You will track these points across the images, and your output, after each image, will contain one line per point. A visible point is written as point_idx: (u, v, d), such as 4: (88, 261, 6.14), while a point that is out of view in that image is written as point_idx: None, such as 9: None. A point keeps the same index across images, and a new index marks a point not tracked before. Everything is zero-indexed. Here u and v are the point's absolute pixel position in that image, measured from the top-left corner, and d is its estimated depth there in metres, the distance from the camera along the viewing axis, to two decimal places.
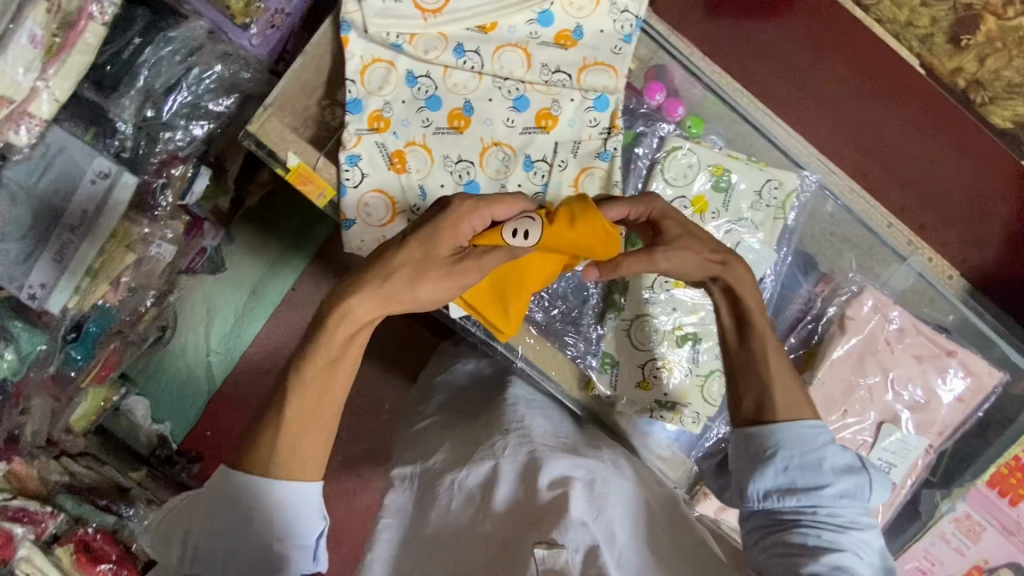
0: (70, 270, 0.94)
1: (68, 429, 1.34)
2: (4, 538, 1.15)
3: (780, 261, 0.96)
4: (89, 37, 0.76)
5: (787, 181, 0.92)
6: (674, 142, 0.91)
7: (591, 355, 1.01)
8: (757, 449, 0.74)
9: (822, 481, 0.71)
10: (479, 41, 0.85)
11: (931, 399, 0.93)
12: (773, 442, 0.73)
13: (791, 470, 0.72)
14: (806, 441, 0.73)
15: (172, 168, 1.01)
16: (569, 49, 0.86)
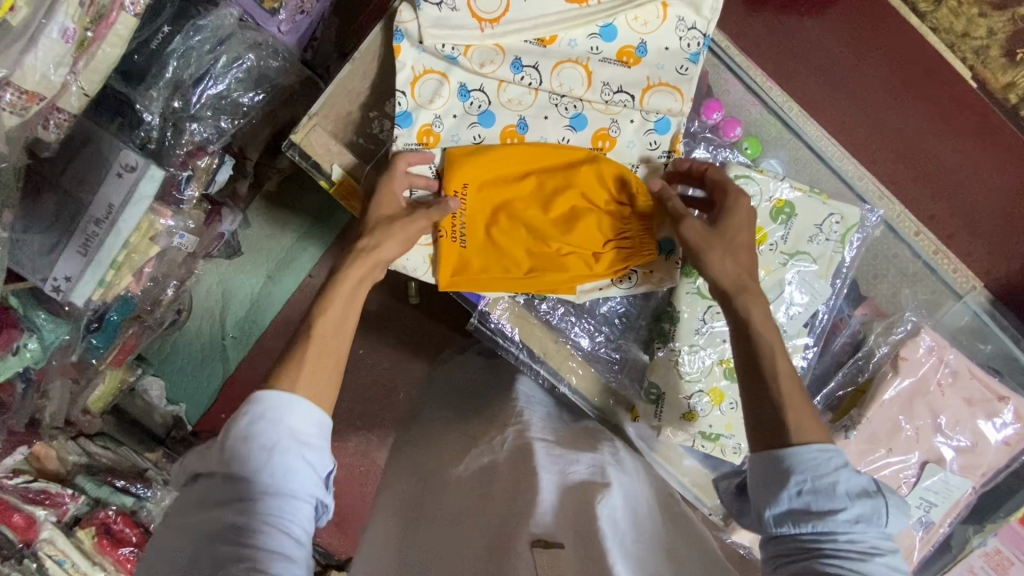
0: (97, 262, 0.90)
1: (85, 410, 1.37)
2: (27, 521, 1.14)
3: (835, 294, 0.90)
4: (120, 29, 0.72)
5: (849, 215, 0.85)
6: (739, 170, 0.85)
7: (634, 382, 0.90)
8: (768, 468, 0.65)
9: (837, 506, 0.60)
10: (539, 55, 0.80)
11: (979, 441, 0.87)
12: (783, 464, 0.64)
13: (805, 493, 0.62)
14: (818, 464, 0.62)
15: (198, 160, 0.99)
16: (633, 67, 0.82)
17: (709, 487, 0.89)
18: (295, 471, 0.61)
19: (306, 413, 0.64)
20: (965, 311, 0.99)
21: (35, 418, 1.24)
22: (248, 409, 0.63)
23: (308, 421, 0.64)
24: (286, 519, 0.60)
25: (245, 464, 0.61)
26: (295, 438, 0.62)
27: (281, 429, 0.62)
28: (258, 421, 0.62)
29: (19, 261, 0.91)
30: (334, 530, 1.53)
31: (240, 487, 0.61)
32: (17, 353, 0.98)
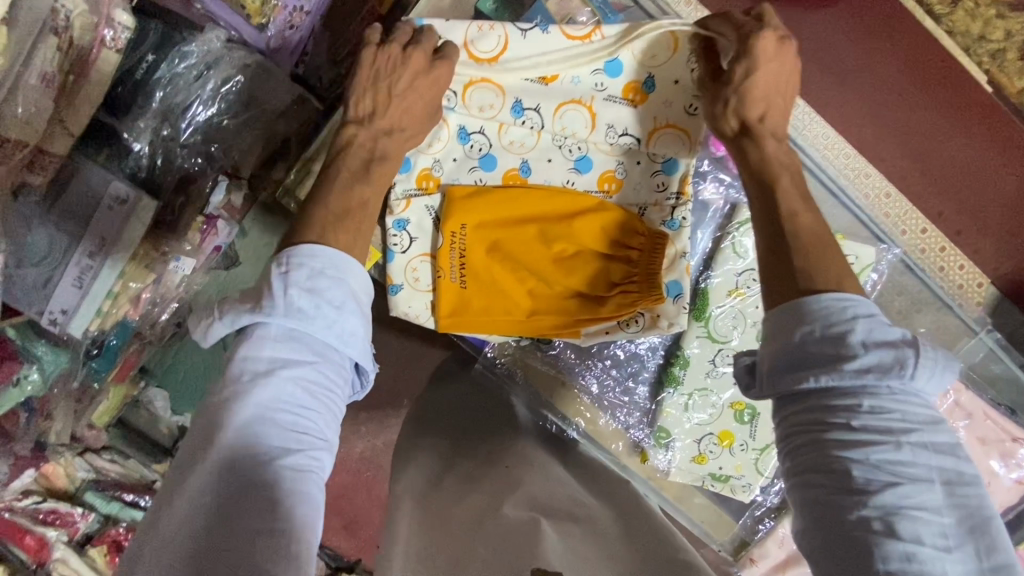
0: (92, 295, 0.89)
1: (90, 425, 1.29)
2: (39, 541, 1.20)
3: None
4: (102, 65, 0.70)
5: (861, 256, 0.87)
6: (748, 214, 0.86)
7: (644, 426, 0.89)
8: (780, 319, 0.59)
9: (849, 353, 0.54)
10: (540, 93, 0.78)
11: (992, 480, 0.88)
12: (796, 313, 0.58)
13: (812, 339, 0.56)
14: (830, 312, 0.57)
15: (192, 185, 0.95)
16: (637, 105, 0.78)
17: (721, 525, 0.91)
18: (353, 332, 0.64)
19: (358, 276, 0.66)
20: (982, 346, 0.96)
21: (40, 441, 1.20)
22: (306, 264, 0.63)
23: (355, 280, 0.66)
24: (329, 379, 0.63)
25: (303, 318, 0.61)
26: (354, 298, 0.65)
27: (345, 290, 0.64)
28: (319, 276, 0.63)
29: (14, 295, 0.89)
30: (342, 534, 1.55)
31: (299, 342, 0.61)
32: (18, 384, 0.97)
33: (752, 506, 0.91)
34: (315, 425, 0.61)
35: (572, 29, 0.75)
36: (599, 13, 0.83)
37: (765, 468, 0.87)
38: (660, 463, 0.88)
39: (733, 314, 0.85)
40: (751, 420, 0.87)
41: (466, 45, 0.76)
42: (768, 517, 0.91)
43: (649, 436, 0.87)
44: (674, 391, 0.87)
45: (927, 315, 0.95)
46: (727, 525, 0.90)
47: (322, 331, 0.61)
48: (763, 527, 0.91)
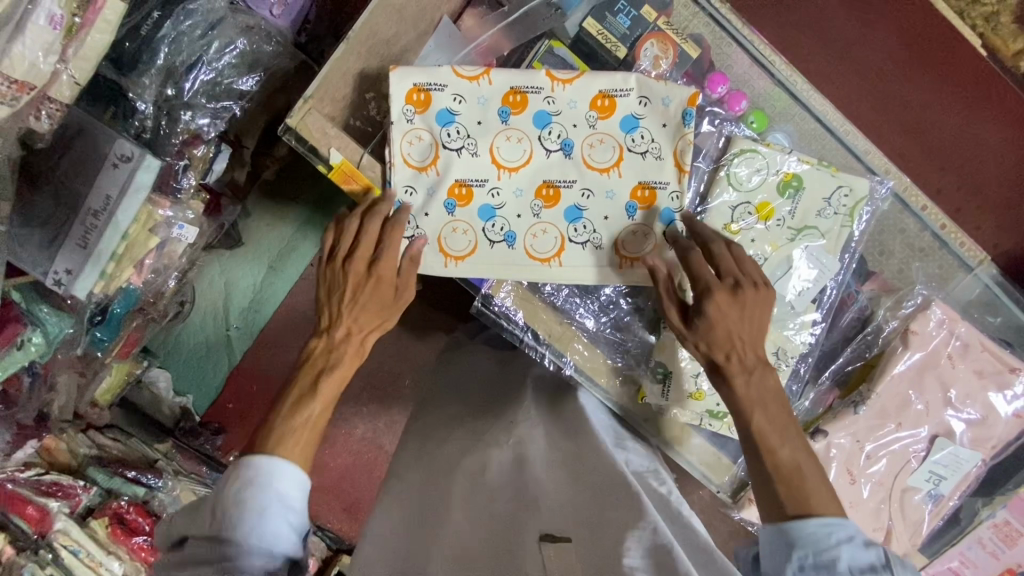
0: (97, 255, 0.88)
1: (93, 403, 1.32)
2: (40, 512, 1.08)
3: (843, 269, 0.87)
4: (108, 14, 0.72)
5: (858, 187, 0.83)
6: (745, 144, 0.83)
7: (642, 363, 0.89)
8: (774, 545, 0.65)
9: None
10: (514, 224, 0.80)
11: (989, 415, 0.86)
12: (787, 537, 0.64)
13: (806, 569, 0.61)
14: (817, 539, 0.62)
15: (194, 149, 0.99)
16: (608, 211, 0.80)
17: (719, 467, 0.90)
18: (279, 533, 0.63)
19: (289, 475, 0.66)
20: (976, 283, 0.97)
21: (43, 411, 1.17)
22: (238, 474, 0.65)
23: (286, 477, 0.65)
24: (266, 544, 0.62)
25: (234, 525, 0.62)
26: (282, 502, 0.64)
27: (270, 496, 0.64)
28: (249, 485, 0.64)
29: (17, 253, 0.88)
30: (344, 516, 1.53)
31: (224, 548, 0.62)
32: (22, 347, 0.97)
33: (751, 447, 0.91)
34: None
35: (531, 230, 0.80)
36: None
37: None
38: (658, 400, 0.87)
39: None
40: None
41: (425, 152, 0.79)
42: None
43: (647, 372, 0.87)
44: None
45: (922, 262, 0.97)
46: (726, 468, 0.90)
47: (246, 534, 0.61)
48: None
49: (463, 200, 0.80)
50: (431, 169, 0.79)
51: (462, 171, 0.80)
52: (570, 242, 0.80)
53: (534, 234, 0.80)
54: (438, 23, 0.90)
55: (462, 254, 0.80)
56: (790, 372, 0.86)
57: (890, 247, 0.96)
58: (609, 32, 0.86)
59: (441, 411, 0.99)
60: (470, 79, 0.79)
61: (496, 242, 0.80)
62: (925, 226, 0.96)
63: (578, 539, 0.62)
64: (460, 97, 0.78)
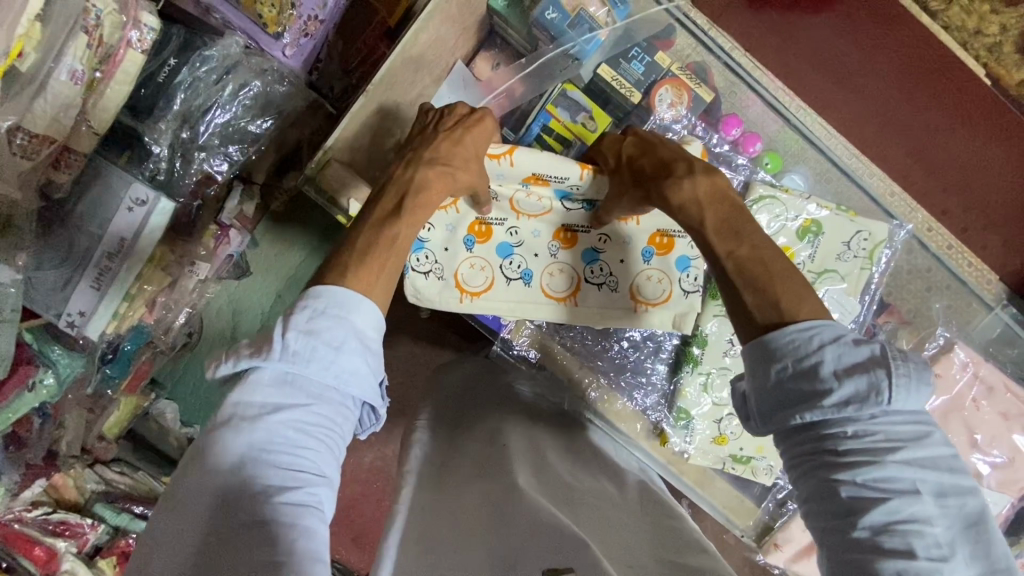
0: (110, 297, 0.89)
1: (101, 436, 1.25)
2: (48, 553, 1.12)
3: (864, 310, 0.87)
4: (127, 66, 0.74)
5: (877, 231, 0.84)
6: (763, 191, 0.84)
7: (663, 407, 0.89)
8: (754, 362, 0.58)
9: (821, 388, 0.54)
10: (531, 263, 0.83)
11: (1015, 457, 0.85)
12: (762, 358, 0.57)
13: (784, 380, 0.56)
14: (795, 346, 0.56)
15: (206, 189, 0.99)
16: (623, 254, 0.83)
17: (740, 509, 0.90)
18: (356, 372, 0.57)
19: (363, 313, 0.59)
20: (996, 322, 0.96)
21: (52, 449, 1.14)
22: (306, 304, 0.58)
23: (361, 319, 0.59)
24: (329, 407, 0.57)
25: (297, 361, 0.56)
26: (360, 339, 0.58)
27: (347, 330, 0.57)
28: (320, 316, 0.57)
29: (31, 296, 0.88)
30: (353, 549, 1.49)
31: (294, 385, 0.56)
32: (33, 388, 0.95)
33: (774, 490, 0.90)
34: (313, 463, 0.55)
35: (549, 274, 0.83)
36: (609, 3, 0.86)
37: None
38: (680, 445, 0.87)
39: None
40: None
41: None
42: (791, 500, 0.91)
43: (668, 416, 0.88)
44: (692, 369, 0.88)
45: (940, 299, 0.97)
46: (749, 512, 0.90)
47: (319, 372, 0.56)
48: (787, 510, 0.91)
49: (482, 236, 0.83)
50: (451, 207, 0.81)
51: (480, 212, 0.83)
52: (586, 282, 0.83)
53: (551, 273, 0.83)
54: (454, 69, 0.91)
55: (478, 291, 0.82)
56: None
57: (904, 285, 0.96)
58: (623, 79, 0.87)
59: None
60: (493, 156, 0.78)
61: (513, 279, 0.83)
62: (940, 265, 0.96)
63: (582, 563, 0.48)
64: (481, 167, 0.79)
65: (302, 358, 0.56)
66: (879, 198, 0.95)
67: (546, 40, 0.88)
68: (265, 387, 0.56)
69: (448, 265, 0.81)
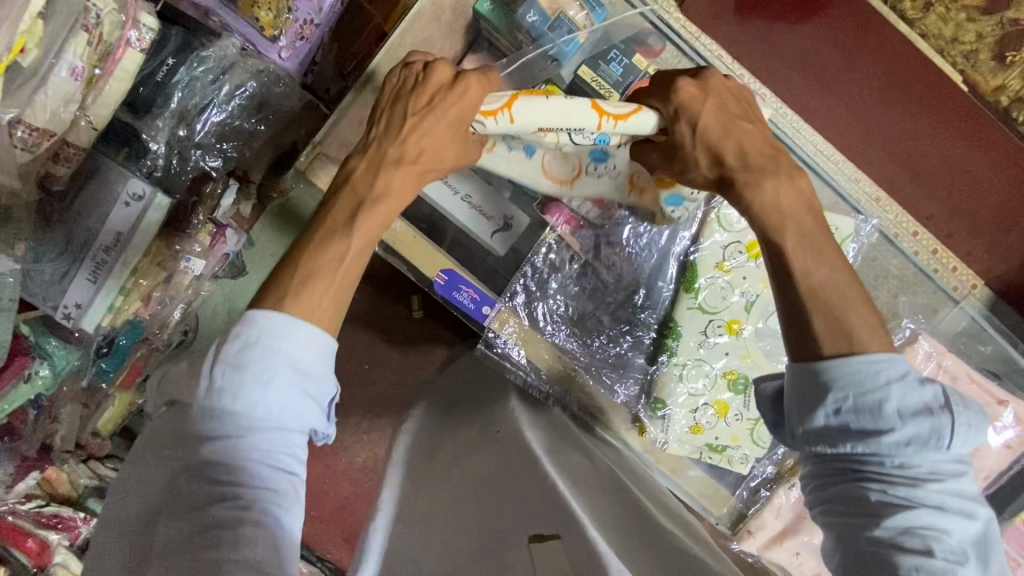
0: (106, 289, 0.91)
1: (95, 432, 1.25)
2: (40, 546, 1.11)
3: (834, 303, 0.90)
4: (127, 64, 0.76)
5: (844, 226, 0.86)
6: None
7: (642, 401, 0.90)
8: (805, 388, 0.59)
9: (881, 425, 0.55)
10: (532, 150, 0.82)
11: (981, 446, 0.87)
12: (819, 380, 0.58)
13: (843, 412, 0.57)
14: (863, 378, 0.57)
15: (203, 185, 1.03)
16: (630, 155, 0.82)
17: (717, 498, 0.92)
18: (290, 402, 0.57)
19: (298, 342, 0.58)
20: (963, 316, 0.99)
21: (46, 442, 1.17)
22: (238, 336, 0.58)
23: (295, 347, 0.58)
24: (267, 437, 0.57)
25: (230, 395, 0.56)
26: (295, 367, 0.58)
27: (279, 360, 0.57)
28: (252, 348, 0.57)
29: (29, 290, 0.91)
30: (344, 546, 1.50)
31: (226, 418, 0.56)
32: (29, 379, 0.98)
33: (749, 479, 0.92)
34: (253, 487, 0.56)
35: (552, 164, 0.83)
36: (587, 7, 0.92)
37: (761, 438, 0.88)
38: (659, 436, 0.89)
39: (721, 287, 0.87)
40: (744, 390, 0.88)
41: None
42: (765, 488, 0.93)
43: (645, 408, 0.89)
44: (669, 360, 0.88)
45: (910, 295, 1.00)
46: (725, 501, 0.92)
47: (249, 404, 0.56)
48: (760, 498, 0.93)
49: None
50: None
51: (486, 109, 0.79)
52: (586, 174, 0.84)
53: (552, 157, 0.82)
54: None
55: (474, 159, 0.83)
56: None
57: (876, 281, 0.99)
58: (603, 79, 0.90)
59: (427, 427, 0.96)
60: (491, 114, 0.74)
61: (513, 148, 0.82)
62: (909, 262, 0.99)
63: (568, 534, 0.57)
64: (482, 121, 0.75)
65: (231, 391, 0.56)
66: (850, 197, 0.98)
67: (528, 42, 0.92)
68: (203, 419, 0.57)
69: None
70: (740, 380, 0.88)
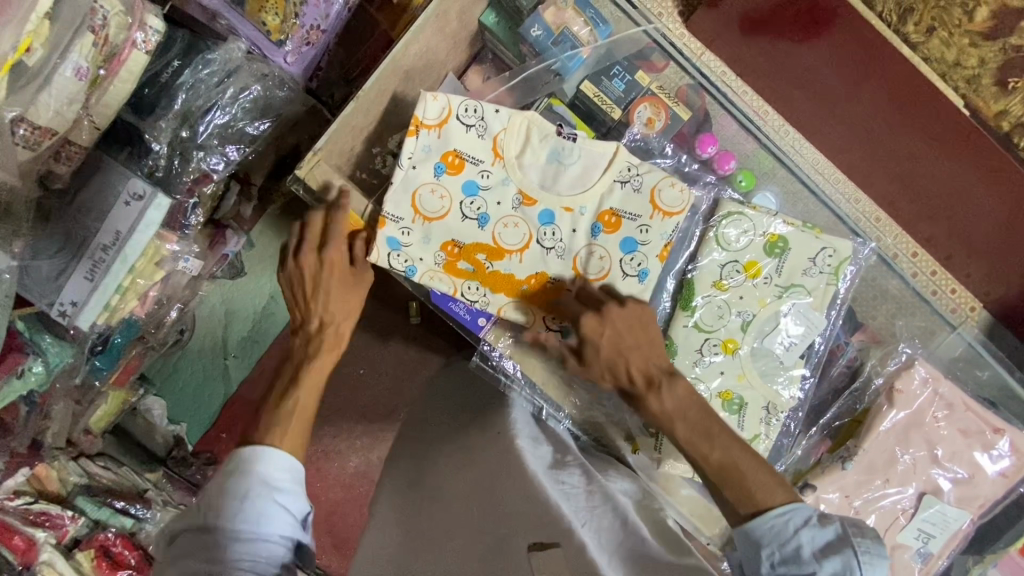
0: (103, 288, 0.90)
1: (87, 429, 1.28)
2: (26, 542, 1.04)
3: (831, 324, 0.90)
4: (131, 66, 0.77)
5: (842, 249, 0.86)
6: (731, 207, 0.87)
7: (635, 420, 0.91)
8: (742, 550, 0.67)
9: (807, 571, 0.62)
10: (491, 208, 0.85)
11: (976, 473, 0.87)
12: (751, 537, 0.66)
13: (776, 566, 0.64)
14: (778, 531, 0.65)
15: (205, 186, 1.01)
16: (577, 225, 0.85)
17: (709, 518, 0.90)
18: (265, 513, 0.64)
19: (277, 460, 0.68)
20: (960, 341, 0.99)
21: (36, 439, 1.15)
22: (229, 464, 0.67)
23: (276, 464, 0.68)
24: (245, 546, 0.62)
25: (218, 511, 0.63)
26: (269, 485, 0.66)
27: (258, 477, 0.66)
28: (238, 472, 0.66)
29: (25, 285, 0.90)
30: (333, 553, 1.49)
31: (211, 533, 0.63)
32: (22, 375, 0.96)
33: None
34: None
35: (506, 238, 0.85)
36: (592, 23, 0.93)
37: None
38: (651, 453, 0.89)
39: (719, 306, 0.87)
40: (738, 411, 0.86)
41: (412, 203, 0.83)
42: None
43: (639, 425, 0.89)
44: None
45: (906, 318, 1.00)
46: (716, 520, 0.90)
47: (231, 518, 0.63)
48: None
49: (453, 168, 0.84)
50: (435, 129, 0.83)
51: (461, 143, 0.84)
52: (534, 245, 0.85)
53: (504, 226, 0.84)
54: (444, 82, 0.96)
55: (433, 215, 0.84)
56: (781, 427, 0.88)
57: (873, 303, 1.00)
58: (605, 95, 0.91)
59: (419, 438, 0.95)
60: (436, 217, 0.84)
61: (468, 218, 0.84)
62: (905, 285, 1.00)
63: (567, 542, 0.62)
64: (442, 190, 0.83)
65: (216, 506, 0.64)
66: (848, 219, 0.99)
67: (531, 55, 0.93)
68: (188, 544, 0.63)
69: (411, 186, 0.83)
70: (734, 403, 0.86)
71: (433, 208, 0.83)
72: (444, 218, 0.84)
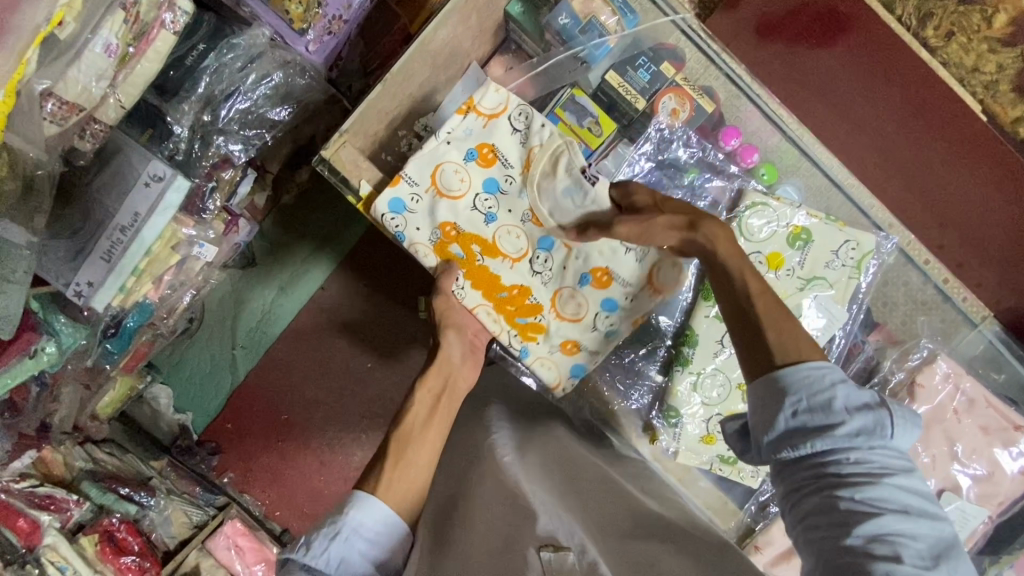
0: (119, 269, 0.90)
1: (93, 416, 1.27)
2: (31, 524, 1.04)
3: (852, 319, 0.91)
4: (159, 45, 0.78)
5: (865, 242, 0.87)
6: (757, 198, 0.87)
7: (654, 409, 0.92)
8: (762, 394, 0.66)
9: (835, 421, 0.62)
10: (501, 212, 0.85)
11: (996, 471, 0.87)
12: (777, 386, 0.64)
13: (801, 413, 0.63)
14: (811, 381, 0.63)
15: (222, 171, 1.03)
16: (572, 262, 0.85)
17: (724, 511, 0.91)
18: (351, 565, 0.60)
19: (376, 509, 0.64)
20: (980, 339, 0.99)
21: (46, 422, 1.14)
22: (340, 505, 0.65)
23: (377, 517, 0.64)
24: None
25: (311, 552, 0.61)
26: (363, 537, 0.62)
27: (353, 527, 0.62)
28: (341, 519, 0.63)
29: (43, 265, 0.90)
30: None
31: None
32: (34, 356, 0.95)
33: (757, 492, 0.93)
34: None
35: (506, 245, 0.85)
36: (620, 13, 0.93)
37: None
38: (669, 445, 0.90)
39: None
40: None
41: (437, 172, 0.83)
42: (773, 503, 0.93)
43: (658, 414, 0.91)
44: (683, 370, 0.90)
45: (927, 316, 1.00)
46: (733, 514, 0.91)
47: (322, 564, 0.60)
48: (769, 513, 0.93)
49: (484, 161, 0.83)
50: (485, 118, 0.83)
51: (501, 142, 0.84)
52: (525, 262, 0.86)
53: (506, 233, 0.85)
54: (469, 69, 0.96)
55: (446, 193, 0.83)
56: None
57: (895, 300, 0.99)
58: (629, 85, 0.91)
59: None
60: (450, 197, 0.84)
61: (478, 211, 0.84)
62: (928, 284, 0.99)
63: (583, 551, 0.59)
64: (462, 175, 0.84)
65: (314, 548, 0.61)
66: (870, 215, 0.99)
67: (557, 43, 0.94)
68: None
69: (436, 159, 0.83)
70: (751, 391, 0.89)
71: (450, 188, 0.83)
72: (451, 201, 0.84)
